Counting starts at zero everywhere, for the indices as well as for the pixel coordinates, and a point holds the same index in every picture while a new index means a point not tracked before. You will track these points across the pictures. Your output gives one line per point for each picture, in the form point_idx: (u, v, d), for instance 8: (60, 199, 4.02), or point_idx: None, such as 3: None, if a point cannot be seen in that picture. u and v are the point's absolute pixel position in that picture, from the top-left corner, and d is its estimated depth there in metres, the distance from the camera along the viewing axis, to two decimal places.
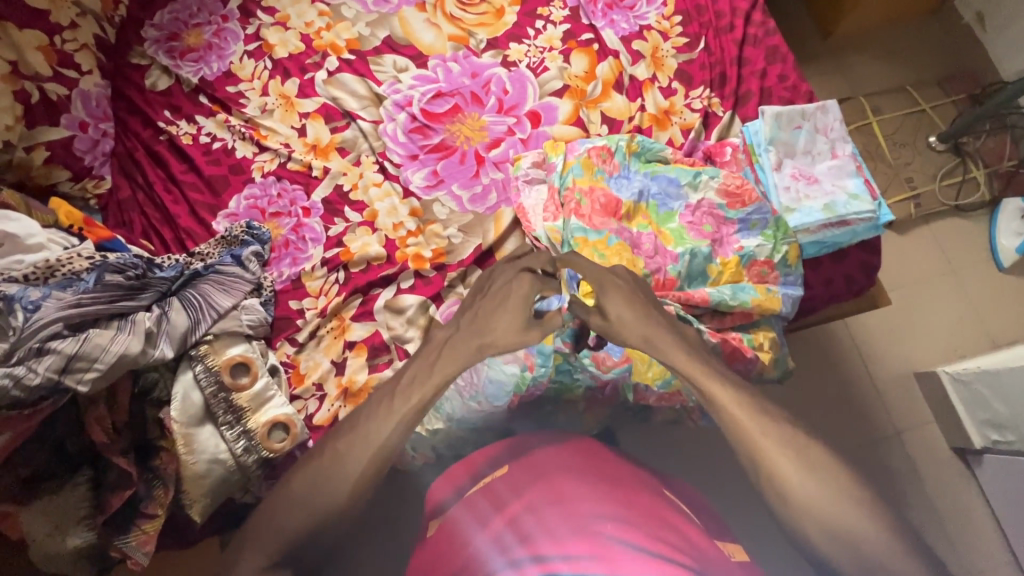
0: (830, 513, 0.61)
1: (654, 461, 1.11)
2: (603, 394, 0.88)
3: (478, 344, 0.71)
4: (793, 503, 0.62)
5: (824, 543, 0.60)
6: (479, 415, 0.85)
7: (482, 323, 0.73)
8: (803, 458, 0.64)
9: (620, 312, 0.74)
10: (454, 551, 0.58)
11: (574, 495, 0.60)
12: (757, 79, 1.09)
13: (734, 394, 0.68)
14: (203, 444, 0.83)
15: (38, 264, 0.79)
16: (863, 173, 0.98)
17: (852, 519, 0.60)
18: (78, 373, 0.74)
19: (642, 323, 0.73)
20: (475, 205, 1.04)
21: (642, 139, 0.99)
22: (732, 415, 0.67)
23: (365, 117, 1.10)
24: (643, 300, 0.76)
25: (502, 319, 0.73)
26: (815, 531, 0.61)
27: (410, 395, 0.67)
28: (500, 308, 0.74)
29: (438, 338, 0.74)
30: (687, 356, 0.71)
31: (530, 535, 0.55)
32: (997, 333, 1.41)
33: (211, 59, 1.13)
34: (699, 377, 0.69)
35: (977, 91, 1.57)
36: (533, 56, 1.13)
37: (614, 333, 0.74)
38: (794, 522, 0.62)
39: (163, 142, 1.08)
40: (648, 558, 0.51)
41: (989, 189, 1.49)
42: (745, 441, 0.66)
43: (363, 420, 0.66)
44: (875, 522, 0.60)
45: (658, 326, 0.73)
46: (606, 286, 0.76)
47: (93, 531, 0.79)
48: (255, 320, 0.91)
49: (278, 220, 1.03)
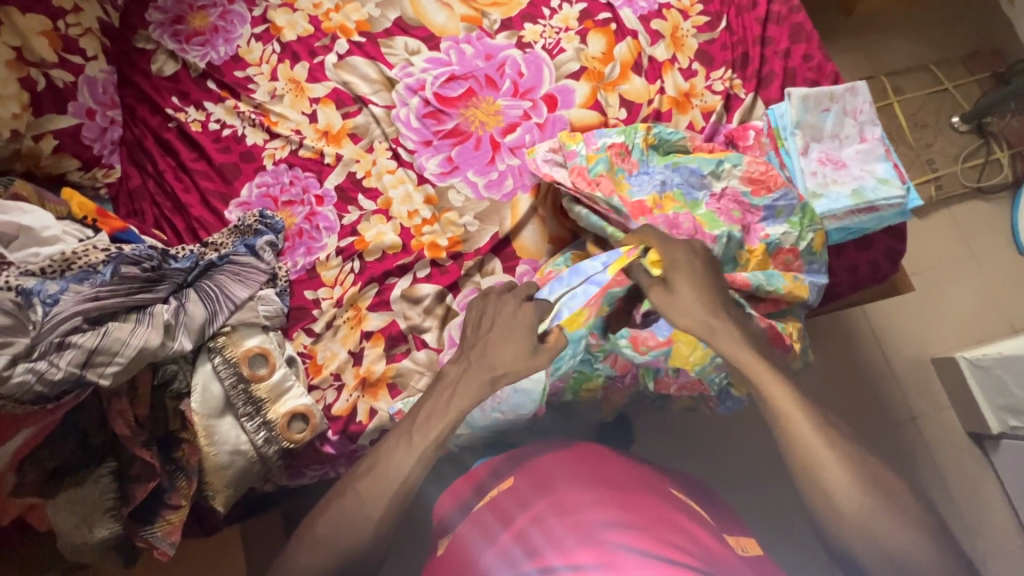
0: (866, 519, 0.59)
1: (672, 448, 1.11)
2: (623, 383, 0.86)
3: (490, 377, 0.74)
4: (830, 503, 0.61)
5: (857, 545, 0.59)
6: (505, 423, 0.82)
7: (487, 357, 0.75)
8: (850, 459, 0.62)
9: (686, 292, 0.75)
10: (466, 567, 0.59)
11: (577, 503, 0.59)
12: (781, 59, 1.05)
13: (784, 386, 0.68)
14: (224, 436, 0.83)
15: (54, 257, 0.77)
16: (892, 157, 0.95)
17: (890, 526, 0.59)
18: (99, 367, 0.73)
19: (705, 310, 0.74)
20: (491, 192, 1.02)
21: (658, 129, 0.97)
22: (784, 412, 0.66)
23: (377, 102, 1.07)
24: (710, 285, 0.76)
25: (509, 350, 0.75)
26: (849, 533, 0.60)
27: (429, 430, 0.70)
28: (507, 339, 0.77)
29: (449, 376, 0.75)
30: (741, 346, 0.71)
31: (538, 547, 0.55)
32: (1017, 318, 1.40)
33: (218, 43, 1.10)
34: (749, 367, 0.69)
35: (1001, 69, 1.53)
36: (548, 37, 1.09)
37: (672, 311, 0.75)
38: (826, 522, 0.61)
39: (172, 129, 1.06)
40: (654, 562, 0.50)
41: (1012, 170, 1.46)
42: (791, 435, 0.65)
43: (386, 453, 0.69)
44: (913, 533, 0.58)
45: (714, 316, 0.73)
46: (677, 264, 0.77)
47: (119, 522, 0.80)
48: (272, 311, 0.90)
49: (291, 209, 1.01)
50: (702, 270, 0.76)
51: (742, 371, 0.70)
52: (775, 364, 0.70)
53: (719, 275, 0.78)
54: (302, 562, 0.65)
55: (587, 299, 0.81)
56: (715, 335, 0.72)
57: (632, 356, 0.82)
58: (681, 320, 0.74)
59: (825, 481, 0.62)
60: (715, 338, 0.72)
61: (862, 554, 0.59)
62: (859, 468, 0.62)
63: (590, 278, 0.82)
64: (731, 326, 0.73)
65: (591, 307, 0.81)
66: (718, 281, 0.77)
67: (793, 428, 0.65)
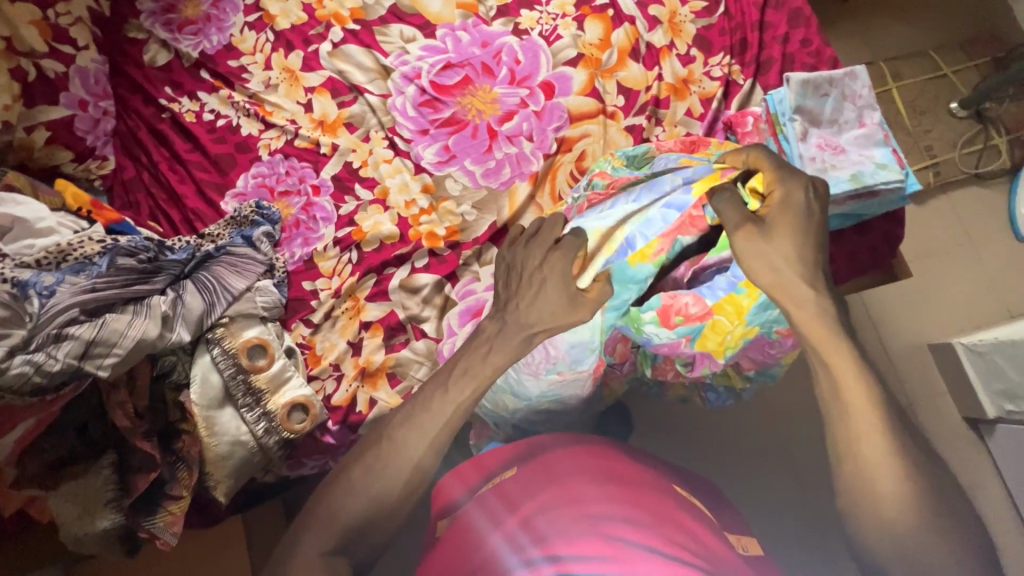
0: (904, 530, 0.53)
1: (672, 436, 1.11)
2: (622, 370, 0.86)
3: (528, 335, 0.69)
4: (868, 506, 0.55)
5: (889, 555, 0.54)
6: (563, 384, 0.80)
7: (522, 307, 0.69)
8: (907, 464, 0.55)
9: (784, 241, 0.61)
10: (471, 547, 0.58)
11: (586, 495, 0.59)
12: (779, 45, 1.05)
13: (857, 373, 0.58)
14: (224, 426, 0.83)
15: (50, 249, 0.77)
16: (891, 142, 0.92)
17: (930, 544, 0.52)
18: (97, 358, 0.73)
19: (797, 265, 0.61)
20: (489, 180, 1.02)
21: (622, 152, 0.95)
22: (846, 386, 0.58)
23: (373, 91, 1.06)
24: (812, 244, 0.62)
25: (545, 300, 0.69)
26: (883, 540, 0.54)
27: (463, 386, 0.67)
28: (536, 285, 0.70)
29: (488, 332, 0.70)
30: (825, 323, 0.60)
31: (546, 536, 0.55)
32: (1014, 303, 1.40)
33: (211, 32, 1.09)
34: (822, 349, 0.59)
35: (1001, 53, 1.52)
36: (545, 24, 1.08)
37: (760, 258, 0.62)
38: (858, 524, 0.56)
39: (166, 120, 1.05)
40: (663, 560, 0.50)
41: (1010, 156, 1.45)
42: (848, 415, 0.57)
43: (423, 402, 0.67)
44: (959, 555, 0.52)
45: (804, 284, 0.61)
46: (786, 205, 0.62)
47: (120, 513, 0.79)
48: (270, 302, 0.89)
49: (287, 200, 1.01)
50: (814, 223, 0.62)
51: (813, 351, 0.60)
52: (859, 349, 0.60)
53: (822, 228, 0.63)
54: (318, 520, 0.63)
55: (659, 232, 0.74)
56: (797, 307, 0.60)
57: (656, 333, 0.74)
58: (762, 274, 0.62)
59: (870, 482, 0.55)
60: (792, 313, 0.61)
61: (891, 565, 0.54)
62: (917, 476, 0.54)
63: (669, 202, 0.75)
64: (822, 300, 0.60)
65: (664, 237, 0.74)
66: (820, 235, 0.62)
67: (852, 422, 0.57)
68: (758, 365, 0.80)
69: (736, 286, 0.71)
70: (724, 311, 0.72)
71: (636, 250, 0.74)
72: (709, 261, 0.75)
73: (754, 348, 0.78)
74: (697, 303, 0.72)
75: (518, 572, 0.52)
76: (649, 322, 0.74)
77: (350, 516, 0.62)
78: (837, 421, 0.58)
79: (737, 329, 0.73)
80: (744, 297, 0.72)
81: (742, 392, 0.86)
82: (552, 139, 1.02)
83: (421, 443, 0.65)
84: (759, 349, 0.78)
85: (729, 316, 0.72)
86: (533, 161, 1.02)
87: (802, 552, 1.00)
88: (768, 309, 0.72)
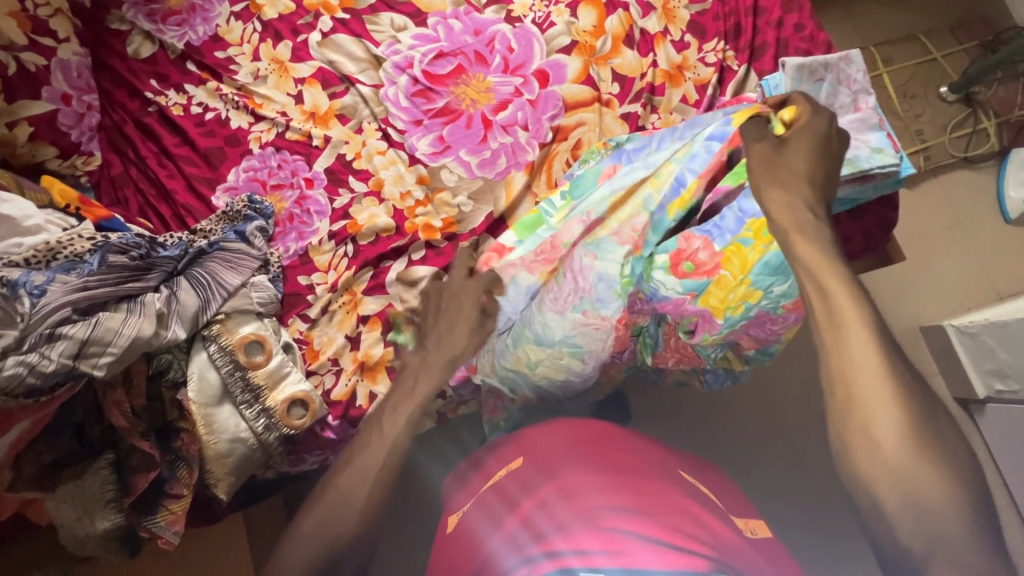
0: (899, 459, 0.47)
1: (671, 423, 1.12)
2: (621, 358, 0.87)
3: (449, 359, 0.78)
4: (862, 434, 0.49)
5: (885, 491, 0.47)
6: (587, 325, 0.78)
7: (438, 335, 0.79)
8: (904, 389, 0.49)
9: (796, 158, 0.64)
10: (471, 551, 0.58)
11: (580, 487, 0.59)
12: (773, 30, 1.04)
13: (855, 299, 0.53)
14: (223, 424, 0.82)
15: (39, 247, 0.75)
16: (885, 127, 0.90)
17: (924, 473, 0.46)
18: (92, 358, 0.72)
19: (804, 184, 0.62)
20: (484, 170, 1.01)
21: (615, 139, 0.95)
22: (843, 313, 0.52)
23: (365, 81, 1.05)
24: (816, 166, 0.63)
25: (456, 331, 0.80)
26: (875, 473, 0.47)
27: (396, 419, 0.70)
28: (449, 314, 0.81)
29: (411, 363, 0.77)
30: (821, 253, 0.57)
31: (544, 532, 0.54)
32: (1002, 284, 1.42)
33: (196, 22, 1.06)
34: (818, 273, 0.55)
35: (989, 37, 1.53)
36: (538, 11, 1.07)
37: (773, 163, 0.64)
38: (850, 456, 0.49)
39: (153, 113, 1.03)
40: (655, 547, 0.50)
41: (999, 139, 1.47)
42: (844, 346, 0.51)
43: (362, 443, 0.69)
44: (957, 490, 0.45)
45: (804, 213, 0.60)
46: (804, 127, 0.67)
47: (121, 513, 0.79)
48: (266, 298, 0.88)
49: (280, 193, 0.99)
50: (831, 146, 0.66)
51: (806, 277, 0.56)
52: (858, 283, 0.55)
53: (839, 155, 0.66)
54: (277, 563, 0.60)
55: (700, 174, 0.77)
56: (796, 233, 0.58)
57: (663, 282, 0.76)
58: (770, 191, 0.63)
59: (864, 408, 0.49)
60: (790, 240, 0.59)
61: (888, 502, 0.47)
62: (915, 405, 0.48)
63: (711, 135, 0.78)
64: (819, 227, 0.59)
65: (703, 183, 0.77)
66: (835, 162, 0.66)
67: (849, 346, 0.51)
68: (759, 344, 0.79)
69: (743, 234, 0.73)
70: (729, 265, 0.73)
71: (679, 196, 0.78)
72: (722, 191, 0.77)
73: (756, 325, 0.76)
74: (706, 250, 0.74)
75: (517, 571, 0.51)
76: (659, 268, 0.76)
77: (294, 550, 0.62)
78: (831, 348, 0.52)
79: (740, 287, 0.73)
80: (750, 249, 0.72)
81: (741, 373, 0.87)
82: (548, 129, 1.02)
83: (366, 472, 0.66)
84: (762, 326, 0.77)
85: (734, 270, 0.73)
86: (528, 151, 1.01)
87: None
88: (774, 276, 0.72)
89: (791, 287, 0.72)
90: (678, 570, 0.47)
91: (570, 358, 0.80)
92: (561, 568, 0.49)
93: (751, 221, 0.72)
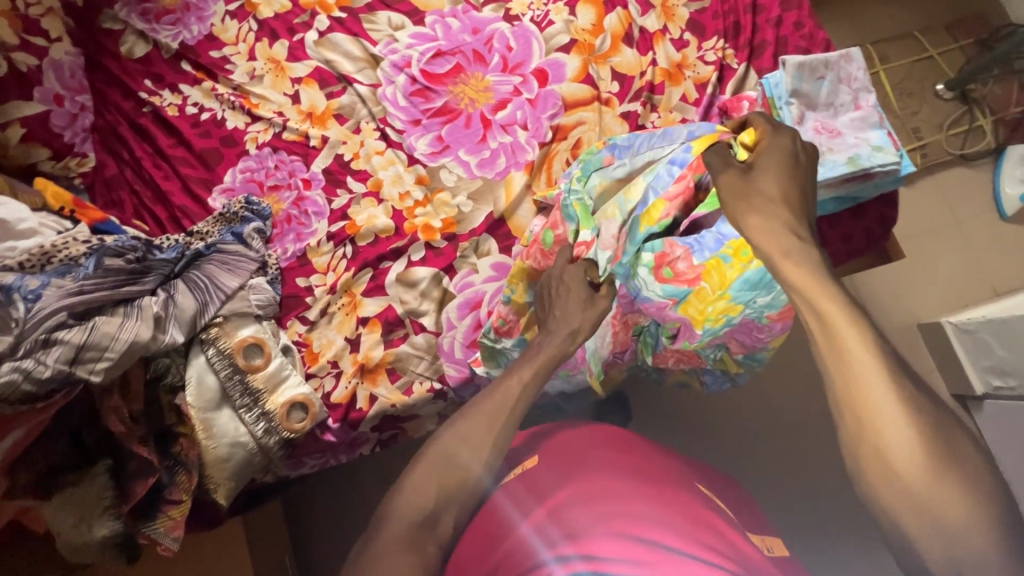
0: (917, 483, 0.44)
1: (670, 421, 1.12)
2: (622, 359, 0.89)
3: (570, 332, 0.70)
4: (879, 466, 0.46)
5: (906, 516, 0.45)
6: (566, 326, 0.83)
7: (556, 316, 0.72)
8: (914, 411, 0.46)
9: (770, 182, 0.59)
10: (499, 532, 0.57)
11: (613, 490, 0.59)
12: (772, 28, 1.04)
13: (852, 320, 0.48)
14: (222, 428, 0.82)
15: (33, 250, 0.74)
16: (886, 126, 0.91)
17: (947, 497, 0.43)
18: (89, 363, 0.71)
19: (781, 208, 0.57)
20: (484, 170, 1.00)
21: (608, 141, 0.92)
22: (841, 339, 0.48)
23: (362, 81, 1.04)
24: (796, 189, 0.59)
25: (570, 304, 0.73)
26: (897, 503, 0.45)
27: (521, 375, 0.64)
28: (562, 296, 0.74)
29: (534, 341, 0.70)
30: (809, 270, 0.52)
31: (581, 532, 0.54)
32: (999, 281, 1.43)
33: (190, 22, 1.05)
34: (809, 294, 0.50)
35: (984, 35, 1.54)
36: (536, 9, 1.06)
37: (745, 189, 0.59)
38: (870, 486, 0.47)
39: (147, 114, 1.02)
40: (699, 564, 0.50)
41: (995, 137, 1.47)
42: (847, 377, 0.47)
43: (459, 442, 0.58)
44: (985, 511, 0.43)
45: (788, 237, 0.54)
46: (771, 152, 0.62)
47: (119, 519, 0.78)
48: (264, 300, 0.87)
49: (277, 194, 0.98)
50: (802, 167, 0.61)
51: (797, 298, 0.51)
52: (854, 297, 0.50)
53: (811, 174, 0.61)
54: None
55: (664, 195, 0.76)
56: (784, 257, 0.53)
57: (645, 283, 0.76)
58: (747, 217, 0.57)
59: (877, 439, 0.46)
60: (777, 264, 0.54)
61: (911, 528, 0.45)
62: (930, 429, 0.45)
63: (674, 158, 0.76)
64: (807, 247, 0.53)
65: (670, 204, 0.76)
66: (809, 182, 0.61)
67: (851, 373, 0.47)
68: (745, 349, 0.80)
69: (723, 251, 0.72)
70: (710, 278, 0.73)
71: (644, 215, 0.76)
72: (697, 215, 0.76)
73: (742, 332, 0.77)
74: (686, 261, 0.73)
75: (552, 566, 0.51)
76: (643, 266, 0.76)
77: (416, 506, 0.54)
78: (833, 376, 0.48)
79: (719, 301, 0.73)
80: (729, 266, 0.72)
81: (737, 376, 0.88)
82: (547, 128, 1.01)
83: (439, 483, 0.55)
84: (748, 333, 0.78)
85: (713, 284, 0.73)
86: (527, 150, 1.01)
87: (803, 533, 1.02)
88: (755, 291, 0.72)
89: (774, 298, 0.73)
90: None
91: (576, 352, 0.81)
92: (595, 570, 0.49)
93: (731, 241, 0.72)
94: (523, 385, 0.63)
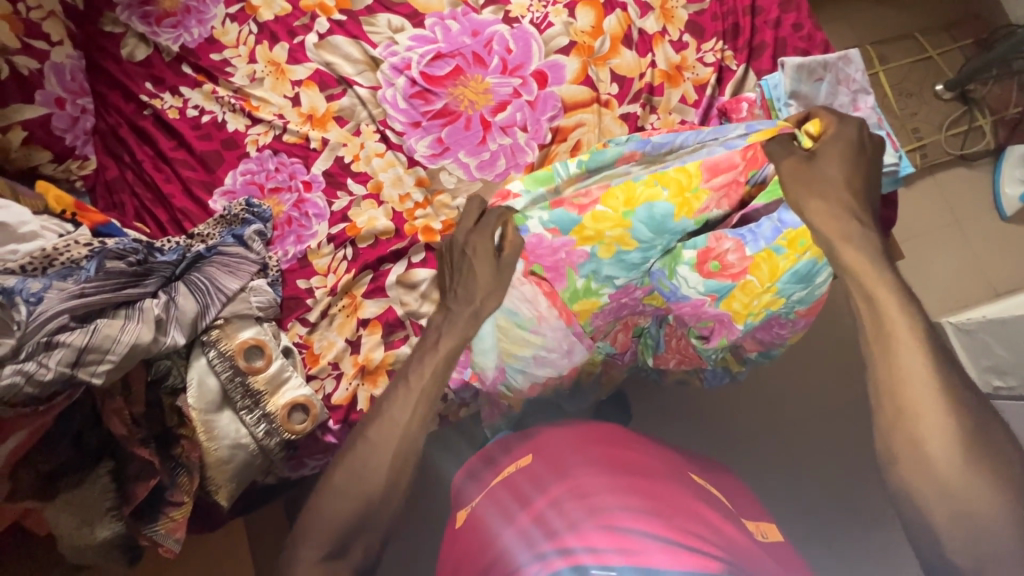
0: (949, 471, 0.50)
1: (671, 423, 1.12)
2: (623, 360, 0.90)
3: (473, 310, 0.75)
4: (913, 451, 0.52)
5: (933, 505, 0.50)
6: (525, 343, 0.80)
7: (460, 293, 0.76)
8: (953, 401, 0.52)
9: (836, 167, 0.68)
10: (483, 545, 0.58)
11: (591, 487, 0.59)
12: (771, 29, 1.04)
13: (907, 312, 0.57)
14: (223, 430, 0.82)
15: (34, 253, 0.75)
16: (884, 127, 0.91)
17: (977, 490, 0.49)
18: (91, 365, 0.71)
19: (842, 192, 0.66)
20: (484, 172, 1.01)
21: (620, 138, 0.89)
22: (893, 329, 0.56)
23: (362, 83, 1.04)
24: (861, 172, 0.68)
25: (475, 277, 0.76)
26: (926, 489, 0.51)
27: (422, 370, 0.71)
28: (467, 272, 0.77)
29: (437, 320, 0.76)
30: (869, 261, 0.61)
31: (557, 529, 0.54)
32: (998, 281, 1.43)
33: (191, 24, 1.05)
34: (867, 282, 0.60)
35: (984, 36, 1.54)
36: (536, 11, 1.06)
37: (811, 173, 0.69)
38: (898, 471, 0.53)
39: (148, 117, 1.02)
40: (675, 552, 0.50)
41: (995, 137, 1.47)
42: (893, 361, 0.55)
43: (364, 451, 0.64)
44: (1011, 505, 0.48)
45: (849, 221, 0.64)
46: (836, 141, 0.70)
47: (120, 521, 0.79)
48: (265, 302, 0.88)
49: (278, 197, 0.99)
50: (864, 155, 0.69)
51: (856, 286, 0.61)
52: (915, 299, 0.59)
53: (875, 159, 0.70)
54: (300, 556, 0.58)
55: (710, 184, 0.78)
56: (843, 240, 0.63)
57: (688, 278, 0.77)
58: (809, 201, 0.67)
59: (915, 422, 0.53)
60: (838, 247, 0.64)
61: (935, 513, 0.50)
62: (966, 419, 0.52)
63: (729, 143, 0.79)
64: (866, 233, 0.63)
65: (712, 196, 0.78)
66: (872, 167, 0.69)
67: (897, 356, 0.55)
68: (762, 347, 0.83)
69: (777, 243, 0.75)
70: (758, 271, 0.76)
71: (681, 201, 0.77)
72: (755, 207, 0.79)
73: (764, 328, 0.81)
74: (736, 253, 0.76)
75: (530, 566, 0.51)
76: (685, 263, 0.77)
77: (340, 513, 0.60)
78: (880, 359, 0.56)
79: (765, 294, 0.76)
80: (783, 257, 0.75)
81: (739, 372, 0.89)
82: (547, 130, 1.01)
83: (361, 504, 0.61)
84: (770, 329, 0.81)
85: (762, 277, 0.76)
86: (527, 152, 1.01)
87: None
88: (799, 285, 0.76)
89: (808, 294, 0.77)
90: (692, 570, 0.48)
91: (519, 332, 0.79)
92: (573, 566, 0.49)
93: (788, 231, 0.75)
94: (421, 387, 0.69)
